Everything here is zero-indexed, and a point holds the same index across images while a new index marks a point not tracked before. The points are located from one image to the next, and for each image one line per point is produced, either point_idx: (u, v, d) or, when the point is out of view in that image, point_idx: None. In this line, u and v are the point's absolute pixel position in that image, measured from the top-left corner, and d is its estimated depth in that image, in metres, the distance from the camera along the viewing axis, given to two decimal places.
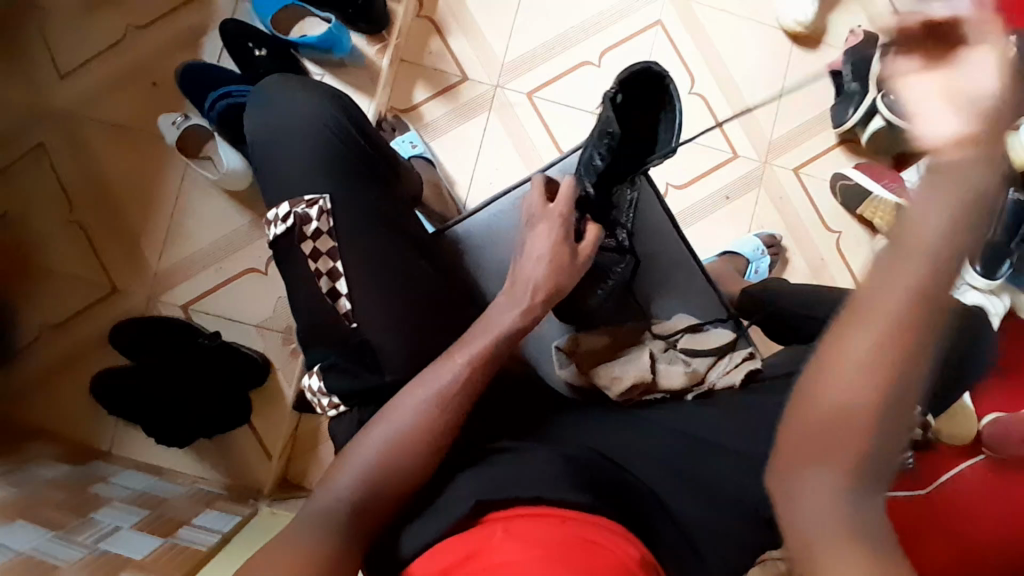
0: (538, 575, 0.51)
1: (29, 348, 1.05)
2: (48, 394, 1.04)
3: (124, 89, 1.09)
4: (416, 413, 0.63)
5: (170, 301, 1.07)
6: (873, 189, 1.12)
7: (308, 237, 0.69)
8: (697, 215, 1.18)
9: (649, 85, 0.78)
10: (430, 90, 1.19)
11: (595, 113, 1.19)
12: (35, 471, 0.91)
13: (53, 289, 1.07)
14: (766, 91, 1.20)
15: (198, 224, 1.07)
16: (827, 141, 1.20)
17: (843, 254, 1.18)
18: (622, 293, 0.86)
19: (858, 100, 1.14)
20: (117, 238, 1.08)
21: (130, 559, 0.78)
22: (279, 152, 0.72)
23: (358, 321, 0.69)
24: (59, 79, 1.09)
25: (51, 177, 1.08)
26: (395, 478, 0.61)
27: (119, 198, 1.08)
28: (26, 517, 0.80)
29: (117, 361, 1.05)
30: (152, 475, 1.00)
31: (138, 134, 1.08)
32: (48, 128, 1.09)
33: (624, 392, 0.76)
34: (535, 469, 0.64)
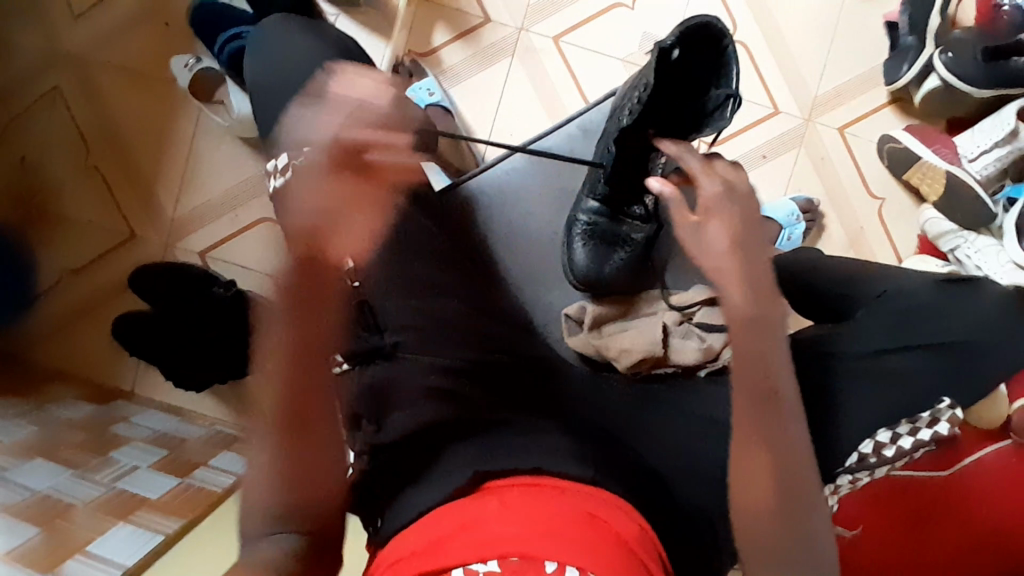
0: (538, 551, 0.50)
1: (51, 290, 1.08)
2: (71, 336, 1.07)
3: (139, 30, 1.07)
4: None
5: (187, 249, 1.07)
6: (922, 153, 1.04)
7: (306, 192, 0.67)
8: None
9: (704, 44, 0.72)
10: (451, 32, 1.14)
11: (624, 61, 1.12)
12: (56, 411, 0.95)
13: (75, 233, 1.08)
14: (811, 41, 1.12)
15: (213, 170, 1.07)
16: (876, 99, 1.11)
17: (884, 223, 1.10)
18: (638, 261, 0.83)
19: (913, 56, 1.04)
20: (135, 183, 1.08)
21: (145, 501, 0.82)
22: (277, 104, 0.72)
23: (358, 282, 0.68)
24: (74, 20, 1.08)
25: (68, 121, 1.08)
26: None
27: (135, 141, 1.08)
28: (44, 456, 0.85)
29: (136, 306, 1.07)
30: (172, 417, 1.03)
31: (154, 79, 1.08)
32: (63, 69, 1.08)
33: (633, 366, 0.75)
34: (535, 439, 0.64)
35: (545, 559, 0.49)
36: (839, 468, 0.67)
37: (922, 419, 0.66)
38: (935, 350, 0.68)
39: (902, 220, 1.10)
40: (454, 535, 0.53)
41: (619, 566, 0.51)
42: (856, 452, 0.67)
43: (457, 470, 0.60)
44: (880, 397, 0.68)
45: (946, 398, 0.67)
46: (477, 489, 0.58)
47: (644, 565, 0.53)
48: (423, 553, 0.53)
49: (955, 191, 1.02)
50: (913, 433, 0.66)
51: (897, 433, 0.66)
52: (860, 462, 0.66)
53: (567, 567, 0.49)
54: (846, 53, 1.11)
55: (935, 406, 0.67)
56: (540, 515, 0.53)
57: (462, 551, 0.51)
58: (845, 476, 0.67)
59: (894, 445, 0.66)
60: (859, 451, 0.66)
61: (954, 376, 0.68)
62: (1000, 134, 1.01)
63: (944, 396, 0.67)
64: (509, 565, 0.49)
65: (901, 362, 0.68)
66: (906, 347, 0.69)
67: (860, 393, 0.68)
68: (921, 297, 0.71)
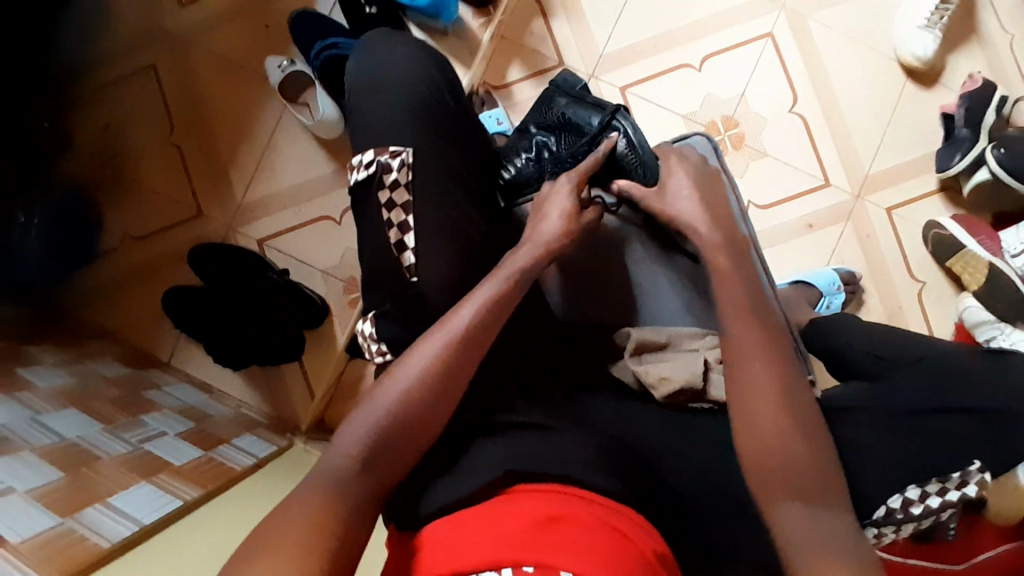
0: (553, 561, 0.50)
1: (111, 252, 1.12)
2: (119, 300, 1.11)
3: (237, 22, 1.14)
4: (433, 352, 0.64)
5: (247, 233, 1.12)
6: (966, 242, 1.07)
7: (386, 185, 0.71)
8: (773, 240, 1.15)
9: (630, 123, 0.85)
10: (526, 70, 1.20)
11: (686, 118, 1.17)
12: (94, 367, 0.97)
13: (141, 203, 1.13)
14: (868, 122, 1.16)
15: (283, 164, 1.12)
16: (925, 185, 1.14)
17: (922, 306, 1.12)
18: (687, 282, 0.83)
19: (967, 147, 1.08)
20: (207, 164, 1.13)
21: (169, 465, 0.83)
22: (372, 97, 0.74)
23: (418, 276, 0.71)
24: (180, 8, 1.15)
25: (158, 98, 1.15)
26: (417, 420, 0.62)
27: (214, 126, 1.14)
28: (79, 406, 0.87)
29: (187, 280, 1.11)
30: (201, 392, 1.05)
31: (242, 70, 1.13)
32: (161, 51, 1.15)
33: (670, 394, 0.73)
34: (570, 448, 0.65)
35: (559, 570, 0.50)
36: (864, 518, 0.68)
37: (952, 479, 0.67)
38: (974, 420, 0.68)
39: (939, 304, 1.12)
40: (480, 530, 0.56)
41: None
42: (885, 506, 0.67)
43: (489, 466, 0.63)
44: (914, 457, 0.68)
45: (976, 461, 0.67)
46: (507, 487, 0.61)
47: None
48: (449, 543, 0.56)
49: (994, 283, 1.04)
50: (942, 493, 0.67)
51: (925, 491, 0.67)
52: (887, 517, 0.68)
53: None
54: (900, 139, 1.15)
55: (967, 467, 0.67)
56: (568, 526, 0.55)
57: (482, 550, 0.53)
58: (872, 529, 0.68)
59: (922, 503, 0.67)
60: (887, 505, 0.67)
61: (984, 441, 0.68)
62: None
63: (976, 457, 0.67)
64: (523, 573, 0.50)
65: (942, 424, 0.69)
66: (943, 410, 0.69)
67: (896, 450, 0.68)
68: (959, 365, 0.71)
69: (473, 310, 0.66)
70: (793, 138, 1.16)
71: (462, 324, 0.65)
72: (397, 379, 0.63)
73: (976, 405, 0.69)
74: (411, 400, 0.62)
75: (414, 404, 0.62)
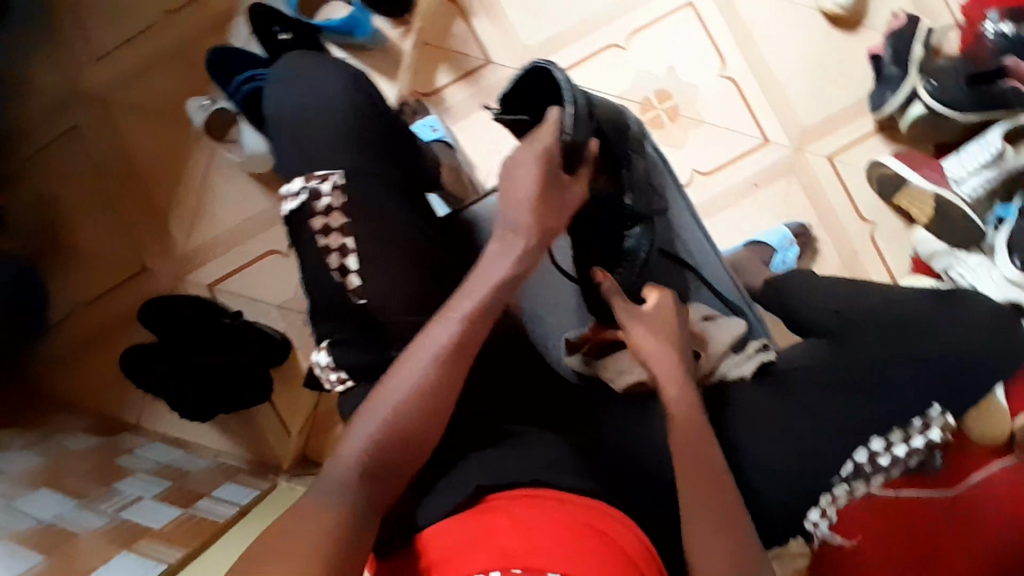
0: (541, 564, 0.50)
1: (61, 323, 1.10)
2: (78, 370, 1.09)
3: (154, 71, 1.12)
4: (414, 379, 0.60)
5: (197, 280, 1.10)
6: (909, 176, 1.07)
7: (320, 212, 0.70)
8: (723, 204, 1.15)
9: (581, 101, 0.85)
10: (454, 73, 1.19)
11: (620, 97, 1.17)
12: (62, 442, 0.95)
13: (85, 267, 1.11)
14: (799, 73, 1.16)
15: (223, 205, 1.11)
16: (864, 128, 1.15)
17: (877, 246, 1.13)
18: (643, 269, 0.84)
19: (898, 84, 1.09)
20: (146, 218, 1.12)
21: (149, 529, 0.81)
22: (294, 127, 0.73)
23: (367, 298, 0.69)
24: (95, 63, 1.13)
25: (87, 158, 1.12)
26: (413, 435, 0.59)
27: (147, 178, 1.12)
28: (51, 485, 0.85)
29: (145, 338, 1.09)
30: (176, 448, 1.04)
31: (165, 116, 1.12)
32: (82, 111, 1.13)
33: (634, 384, 0.72)
34: (540, 454, 0.64)
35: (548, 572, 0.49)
36: (836, 478, 0.70)
37: (914, 426, 0.70)
38: (929, 361, 0.70)
39: (894, 242, 1.13)
40: (462, 547, 0.54)
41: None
42: (851, 460, 0.70)
43: (461, 486, 0.62)
44: (872, 409, 0.70)
45: (935, 403, 0.70)
46: (480, 501, 0.59)
47: None
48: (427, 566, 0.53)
49: (944, 215, 1.05)
50: (906, 440, 0.71)
51: (890, 441, 0.70)
52: (855, 470, 0.70)
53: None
54: (833, 84, 1.16)
55: (926, 412, 0.70)
56: (545, 529, 0.54)
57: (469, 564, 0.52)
58: (842, 485, 0.70)
59: (888, 453, 0.70)
60: (854, 460, 0.70)
61: (943, 385, 0.70)
62: (984, 157, 1.04)
63: (935, 402, 0.71)
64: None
65: (901, 372, 0.71)
66: (903, 357, 0.71)
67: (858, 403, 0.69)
68: (910, 310, 0.73)
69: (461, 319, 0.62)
70: (729, 100, 1.16)
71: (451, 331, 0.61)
72: (390, 390, 0.60)
73: (930, 347, 0.71)
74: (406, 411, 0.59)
75: (410, 419, 0.59)
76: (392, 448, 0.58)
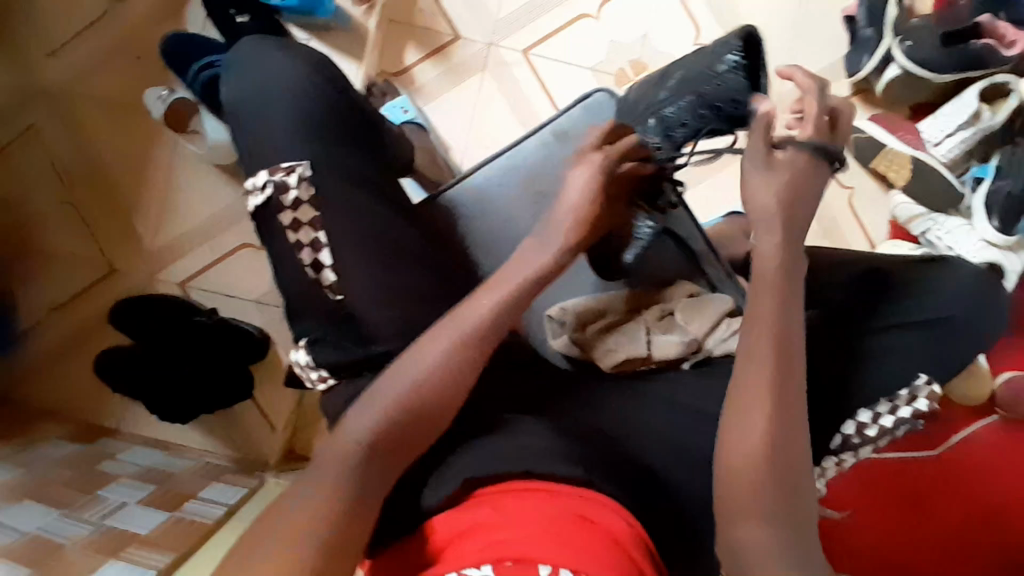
0: (531, 553, 0.50)
1: (31, 331, 1.08)
2: (52, 377, 1.07)
3: (111, 64, 1.10)
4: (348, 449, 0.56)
5: (168, 279, 1.09)
6: (888, 141, 1.07)
7: (287, 207, 0.67)
8: (701, 176, 1.14)
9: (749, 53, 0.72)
10: (422, 51, 1.15)
11: (594, 70, 1.15)
12: (40, 451, 0.93)
13: (49, 271, 1.09)
14: (773, 39, 1.14)
15: (190, 199, 1.09)
16: (840, 92, 1.14)
17: (856, 211, 1.13)
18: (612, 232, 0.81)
19: (873, 47, 1.07)
20: (113, 218, 1.10)
21: (135, 535, 0.78)
22: (247, 118, 0.71)
23: (343, 294, 0.67)
24: (48, 56, 1.11)
25: (47, 158, 1.10)
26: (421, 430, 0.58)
27: (110, 176, 1.10)
28: (31, 497, 0.82)
29: (118, 339, 1.07)
30: (160, 451, 1.02)
31: (124, 112, 1.10)
32: (38, 110, 1.10)
33: (617, 365, 0.74)
34: (529, 442, 0.63)
35: (538, 563, 0.49)
36: (824, 453, 0.70)
37: (901, 396, 0.68)
38: (911, 328, 0.70)
39: (873, 206, 1.13)
40: (455, 543, 0.54)
41: None
42: (841, 433, 0.69)
43: (451, 477, 0.61)
44: (862, 380, 0.69)
45: (922, 374, 0.69)
46: (470, 496, 0.58)
47: (641, 565, 0.53)
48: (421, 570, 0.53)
49: (921, 177, 1.05)
50: (894, 411, 0.68)
51: (878, 412, 0.69)
52: (845, 443, 0.69)
53: (561, 569, 0.49)
54: (807, 48, 1.14)
55: (912, 383, 0.69)
56: (534, 522, 0.53)
57: (458, 561, 0.51)
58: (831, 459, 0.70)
59: (876, 424, 0.68)
60: (843, 433, 0.69)
61: (930, 349, 0.70)
62: (963, 116, 1.04)
63: (920, 371, 0.69)
64: (503, 570, 0.49)
65: (890, 336, 0.70)
66: (890, 325, 0.70)
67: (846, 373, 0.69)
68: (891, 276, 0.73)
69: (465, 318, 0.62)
70: None
71: (461, 327, 0.61)
72: (406, 372, 0.59)
73: (915, 314, 0.70)
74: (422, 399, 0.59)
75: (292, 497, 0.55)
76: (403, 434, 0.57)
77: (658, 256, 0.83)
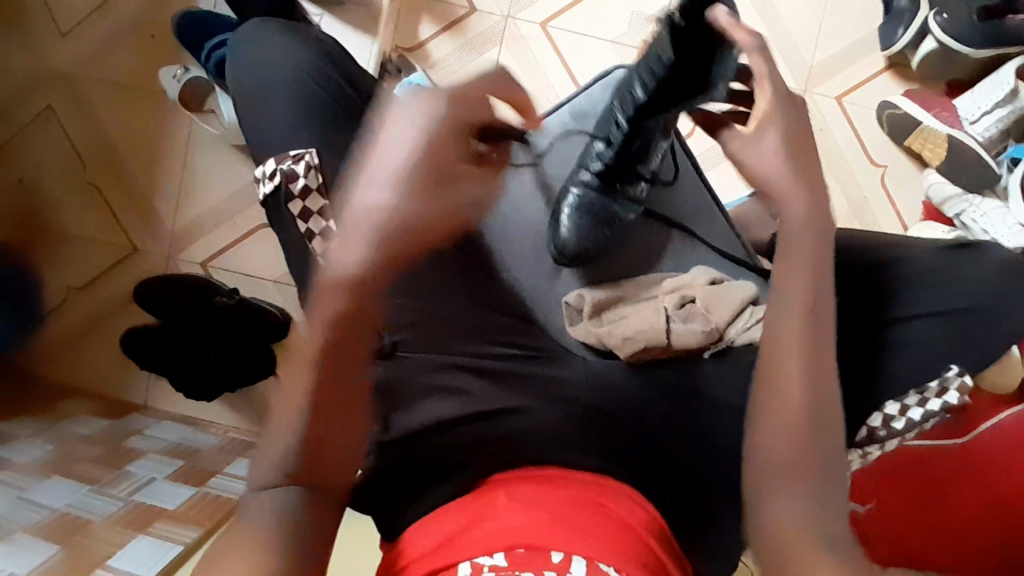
0: (543, 541, 0.50)
1: (59, 309, 1.11)
2: (79, 353, 1.10)
3: (127, 44, 1.11)
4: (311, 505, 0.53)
5: (189, 259, 1.10)
6: (923, 118, 1.02)
7: (297, 195, 0.66)
8: (724, 153, 1.11)
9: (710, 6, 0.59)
10: (437, 25, 1.13)
11: (614, 42, 1.11)
12: (71, 427, 0.96)
13: (73, 250, 1.12)
14: (801, 10, 1.10)
15: (207, 180, 1.10)
16: (873, 66, 1.09)
17: (887, 191, 1.09)
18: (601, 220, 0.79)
19: (908, 20, 1.02)
20: (132, 199, 1.11)
21: (162, 511, 0.81)
22: (256, 101, 0.70)
23: (353, 284, 0.67)
24: (61, 37, 1.11)
25: (64, 142, 1.12)
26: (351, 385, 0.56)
27: (130, 158, 1.11)
28: (62, 474, 0.85)
29: (142, 318, 1.10)
30: (186, 427, 1.05)
31: (141, 92, 1.11)
32: (58, 92, 1.12)
33: (635, 353, 0.70)
34: (542, 432, 0.64)
35: (550, 550, 0.49)
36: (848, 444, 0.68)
37: (930, 388, 0.66)
38: (944, 318, 0.68)
39: (905, 186, 1.09)
40: (463, 532, 0.53)
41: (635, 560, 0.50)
42: (866, 425, 0.66)
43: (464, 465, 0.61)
44: (887, 373, 0.67)
45: (952, 366, 0.67)
46: (484, 485, 0.61)
47: (657, 557, 0.53)
48: (431, 555, 0.53)
49: (956, 155, 1.01)
50: (923, 404, 0.66)
51: (905, 404, 0.66)
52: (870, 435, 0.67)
53: (574, 558, 0.49)
54: (837, 20, 1.09)
55: (944, 373, 0.66)
56: (546, 510, 0.54)
57: (469, 546, 0.52)
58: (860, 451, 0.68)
59: (903, 416, 0.66)
60: (868, 426, 0.66)
61: (959, 341, 0.67)
62: (999, 94, 0.99)
63: (952, 362, 0.67)
64: (515, 556, 0.49)
65: (920, 330, 0.68)
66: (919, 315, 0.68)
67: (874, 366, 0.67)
68: (922, 263, 0.70)
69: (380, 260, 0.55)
70: None
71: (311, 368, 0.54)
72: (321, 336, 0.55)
73: (949, 304, 0.68)
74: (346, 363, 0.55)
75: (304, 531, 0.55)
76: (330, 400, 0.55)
77: (645, 241, 0.83)
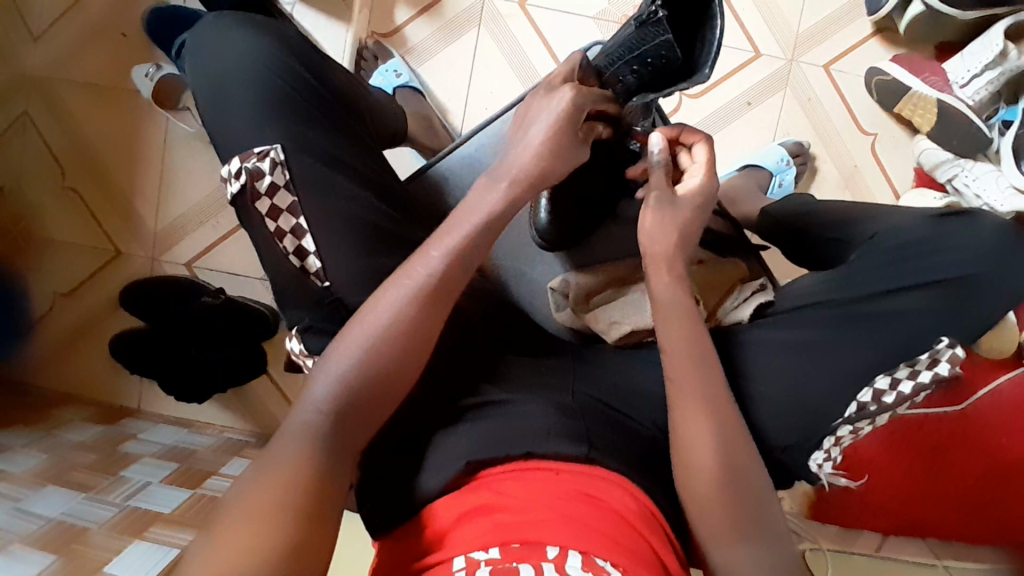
0: (540, 537, 0.48)
1: (47, 316, 1.10)
2: (70, 361, 1.10)
3: (97, 44, 1.09)
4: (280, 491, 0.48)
5: (174, 261, 1.09)
6: (912, 84, 1.00)
7: (263, 194, 0.64)
8: (713, 127, 1.09)
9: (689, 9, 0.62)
10: (413, 9, 1.10)
11: (594, 18, 1.08)
12: (64, 435, 0.96)
13: (58, 257, 1.10)
14: None
15: (187, 179, 1.09)
16: (860, 31, 1.07)
17: (878, 159, 1.07)
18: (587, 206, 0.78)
19: None
20: (113, 202, 1.10)
21: (158, 515, 0.80)
22: (218, 96, 0.67)
23: (330, 280, 0.65)
24: (34, 42, 1.09)
25: (40, 147, 1.10)
26: (380, 366, 0.54)
27: (108, 160, 1.10)
28: (56, 482, 0.85)
29: (131, 322, 1.09)
30: (181, 430, 1.04)
31: (114, 93, 1.09)
32: (32, 97, 1.10)
33: (622, 338, 0.71)
34: (524, 420, 0.59)
35: (546, 544, 0.47)
36: (838, 419, 0.63)
37: (921, 360, 0.62)
38: (942, 288, 0.64)
39: (896, 152, 1.07)
40: (457, 528, 0.51)
41: (628, 550, 0.49)
42: (856, 401, 0.63)
43: (450, 459, 0.57)
44: (882, 346, 0.64)
45: (943, 338, 0.63)
46: (473, 479, 0.55)
47: (652, 546, 0.52)
48: (421, 555, 0.51)
49: (944, 120, 0.99)
50: (913, 376, 0.62)
51: (896, 377, 0.63)
52: (860, 411, 0.63)
53: (569, 551, 0.47)
54: None
55: (934, 345, 0.63)
56: (543, 503, 0.51)
57: (464, 543, 0.49)
58: (846, 427, 0.63)
59: (894, 391, 0.62)
60: (859, 401, 0.63)
61: (952, 317, 0.63)
62: (988, 56, 0.96)
63: (942, 334, 0.63)
64: (511, 552, 0.47)
65: (912, 301, 0.64)
66: (908, 286, 0.65)
67: (870, 340, 0.64)
68: (913, 232, 0.67)
69: (445, 253, 0.57)
70: None
71: (349, 367, 0.54)
72: (369, 320, 0.55)
73: (943, 273, 0.64)
74: (385, 346, 0.54)
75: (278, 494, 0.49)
76: (360, 387, 0.53)
77: (627, 224, 0.82)
